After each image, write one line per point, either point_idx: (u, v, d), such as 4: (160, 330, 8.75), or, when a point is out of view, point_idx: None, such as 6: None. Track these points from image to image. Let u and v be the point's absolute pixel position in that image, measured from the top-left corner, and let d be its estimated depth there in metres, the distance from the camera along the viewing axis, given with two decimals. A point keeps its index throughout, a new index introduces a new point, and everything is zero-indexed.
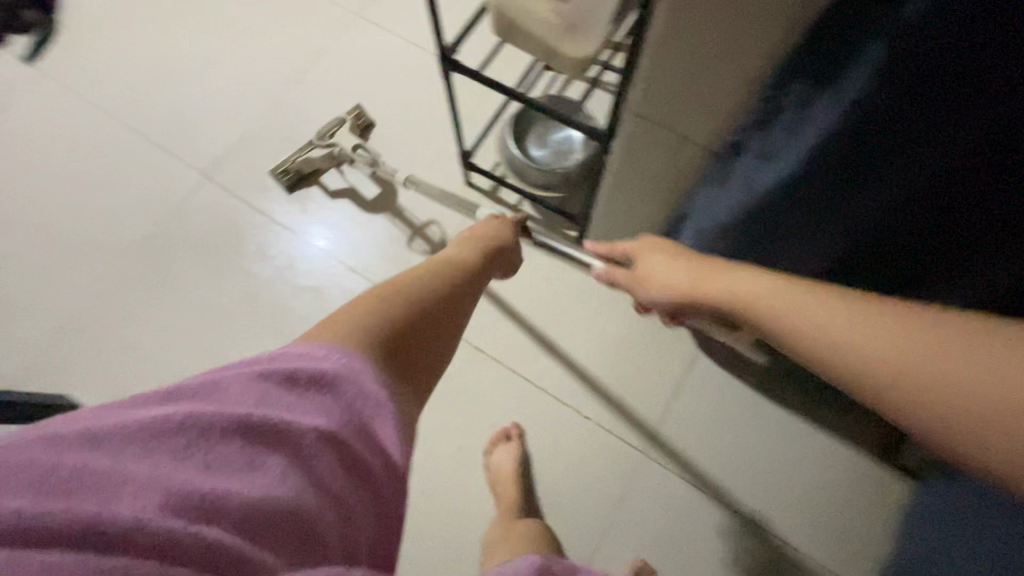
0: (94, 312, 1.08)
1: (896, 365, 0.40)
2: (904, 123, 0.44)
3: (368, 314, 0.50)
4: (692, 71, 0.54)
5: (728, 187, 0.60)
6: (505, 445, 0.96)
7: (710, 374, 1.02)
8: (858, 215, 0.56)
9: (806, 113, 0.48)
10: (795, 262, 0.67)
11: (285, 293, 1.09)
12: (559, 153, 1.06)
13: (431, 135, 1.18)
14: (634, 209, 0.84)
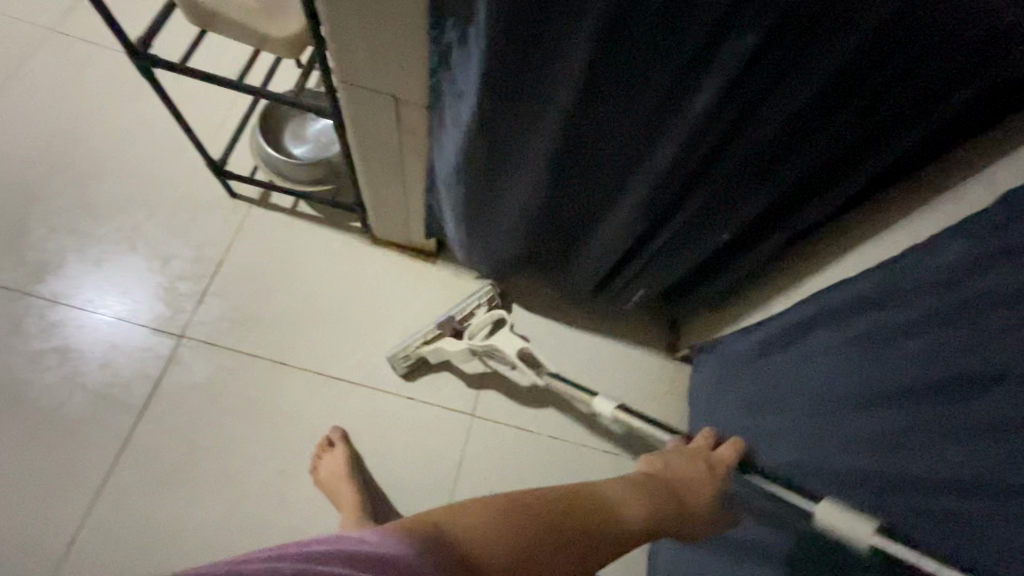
0: None
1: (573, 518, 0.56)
2: (531, 46, 0.51)
3: (489, 520, 0.51)
4: (368, 28, 0.56)
5: (445, 132, 0.65)
6: (330, 453, 0.90)
7: (517, 324, 1.09)
8: (541, 146, 0.63)
9: (465, 49, 0.54)
10: (522, 200, 0.73)
11: (23, 364, 0.90)
12: (321, 146, 1.03)
13: (179, 151, 1.07)
14: (393, 183, 0.85)
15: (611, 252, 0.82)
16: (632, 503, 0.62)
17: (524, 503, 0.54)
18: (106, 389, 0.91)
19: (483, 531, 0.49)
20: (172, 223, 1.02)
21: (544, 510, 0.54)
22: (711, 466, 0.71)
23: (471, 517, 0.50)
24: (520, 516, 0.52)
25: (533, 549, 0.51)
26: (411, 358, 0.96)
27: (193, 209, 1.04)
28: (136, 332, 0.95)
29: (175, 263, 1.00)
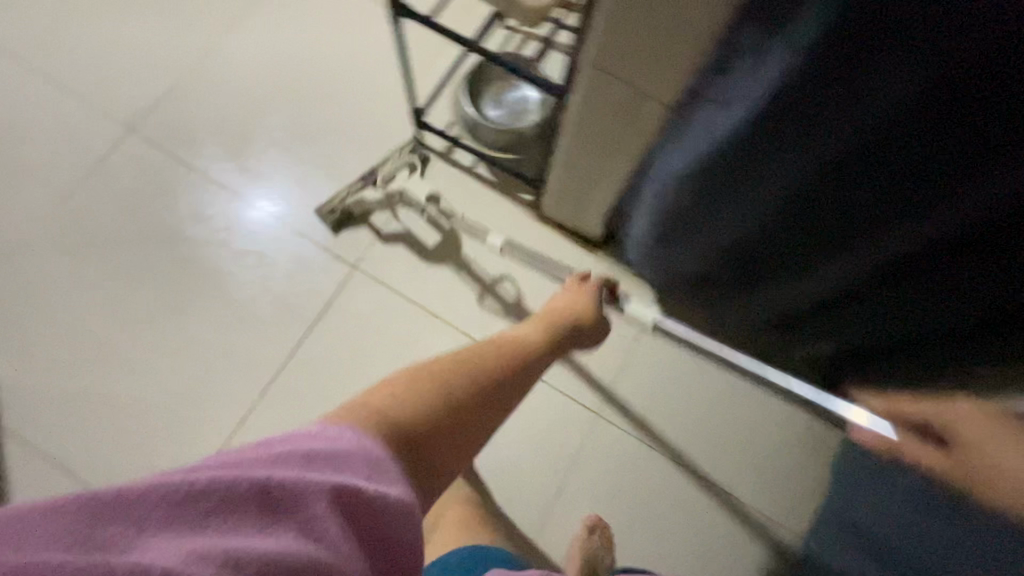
0: (15, 281, 1.00)
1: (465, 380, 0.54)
2: (829, 79, 0.41)
3: (467, 371, 0.55)
4: (654, 15, 0.52)
5: (688, 134, 0.60)
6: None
7: (662, 337, 1.04)
8: (784, 179, 0.54)
9: (755, 60, 0.46)
10: (730, 226, 0.66)
11: (227, 259, 1.03)
12: (515, 115, 1.03)
13: (383, 93, 1.13)
14: (594, 174, 0.83)
15: (805, 303, 0.72)
16: (534, 337, 0.70)
17: (434, 373, 0.53)
18: (286, 298, 1.01)
19: (400, 404, 0.47)
20: (366, 160, 1.09)
21: (458, 376, 0.54)
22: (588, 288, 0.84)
23: (392, 398, 0.48)
24: (461, 378, 0.54)
25: (443, 387, 0.52)
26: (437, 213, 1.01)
27: (386, 152, 1.10)
28: (318, 254, 1.04)
29: (360, 199, 1.07)
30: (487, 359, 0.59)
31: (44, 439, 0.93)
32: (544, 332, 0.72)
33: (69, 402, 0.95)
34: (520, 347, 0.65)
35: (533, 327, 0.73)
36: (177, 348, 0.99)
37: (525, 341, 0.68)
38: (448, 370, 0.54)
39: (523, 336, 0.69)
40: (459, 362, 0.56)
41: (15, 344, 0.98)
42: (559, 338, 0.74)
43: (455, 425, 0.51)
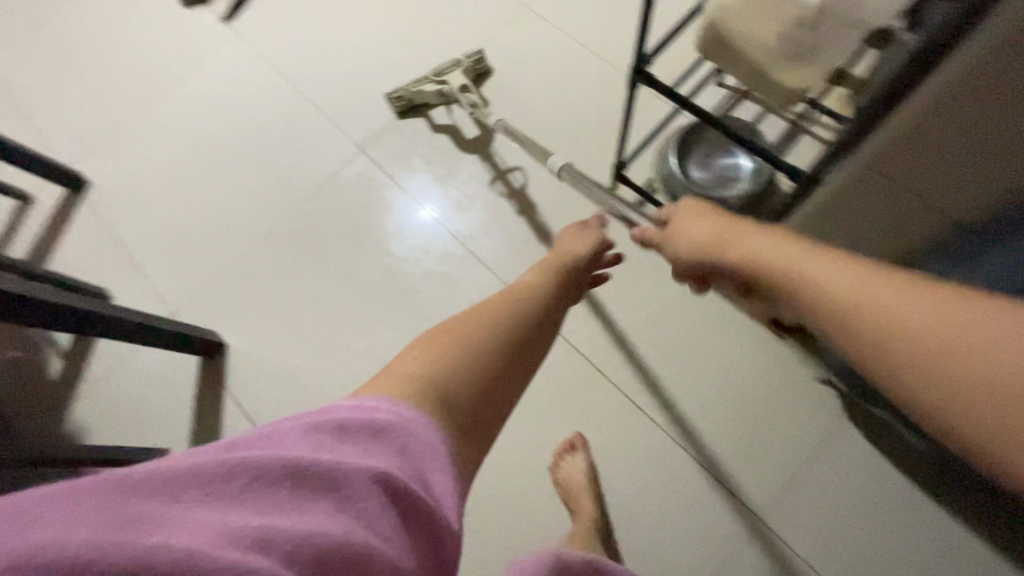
0: (252, 265, 1.17)
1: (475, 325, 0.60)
2: None
3: (493, 321, 0.61)
4: None
5: None
6: (571, 458, 0.95)
7: (848, 449, 0.93)
8: None
9: None
10: None
11: (420, 278, 1.12)
12: (724, 179, 0.98)
13: (584, 139, 1.15)
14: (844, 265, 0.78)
15: None
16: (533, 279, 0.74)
17: (452, 346, 0.56)
18: None
19: (435, 364, 0.53)
20: (557, 205, 1.13)
21: (476, 349, 0.57)
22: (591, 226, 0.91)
23: (424, 361, 0.53)
24: (491, 335, 0.59)
25: (474, 342, 0.57)
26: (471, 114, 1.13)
27: (578, 199, 1.12)
28: (500, 287, 1.09)
29: (546, 242, 1.11)
30: (483, 317, 0.61)
31: (251, 405, 1.06)
32: (549, 278, 0.75)
33: (273, 378, 1.08)
34: (530, 296, 0.68)
35: (538, 274, 0.76)
36: (366, 350, 1.09)
37: (529, 292, 0.69)
38: (474, 321, 0.60)
39: (533, 282, 0.73)
40: (471, 320, 0.60)
41: (238, 319, 1.13)
42: (567, 280, 0.78)
43: (494, 370, 0.57)
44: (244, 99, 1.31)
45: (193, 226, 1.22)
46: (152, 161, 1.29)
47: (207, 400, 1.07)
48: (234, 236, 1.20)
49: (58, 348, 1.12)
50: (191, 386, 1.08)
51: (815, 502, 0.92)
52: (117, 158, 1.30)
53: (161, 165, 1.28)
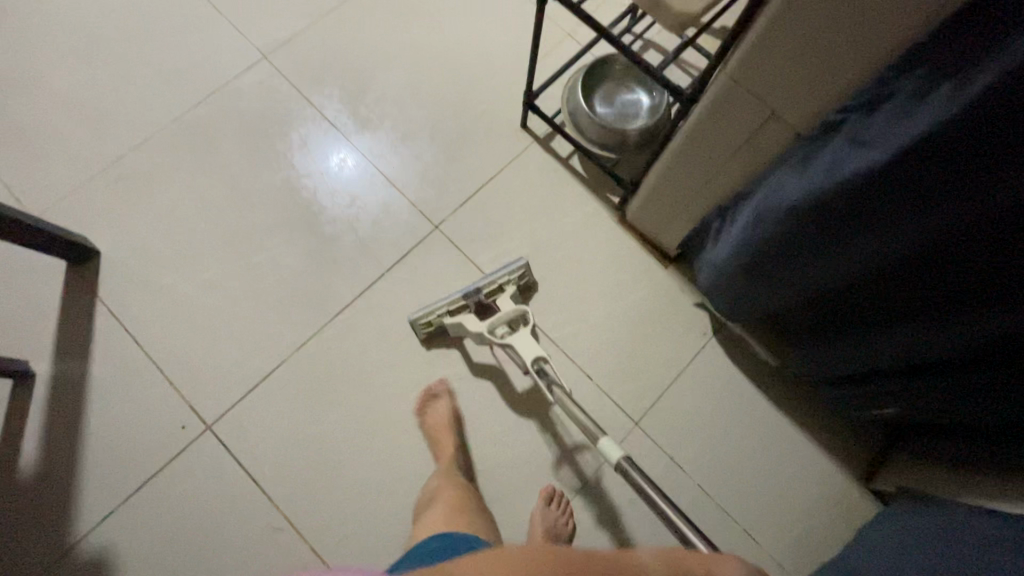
0: (130, 169, 1.06)
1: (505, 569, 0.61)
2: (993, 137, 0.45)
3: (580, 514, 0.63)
4: (818, 42, 0.55)
5: (805, 170, 0.62)
6: (434, 404, 0.97)
7: (715, 362, 1.03)
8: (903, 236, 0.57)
9: (912, 107, 0.49)
10: (829, 269, 0.69)
11: (322, 193, 1.08)
12: (623, 116, 1.04)
13: (499, 70, 1.16)
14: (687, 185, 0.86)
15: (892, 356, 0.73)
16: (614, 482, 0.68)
17: (456, 560, 0.54)
18: (368, 241, 1.05)
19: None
20: (468, 130, 1.12)
21: (504, 557, 0.55)
22: None
23: (433, 575, 0.53)
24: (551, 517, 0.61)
25: (500, 565, 0.54)
26: (430, 325, 0.98)
27: (490, 126, 1.13)
28: (405, 207, 1.08)
29: (455, 165, 1.11)
30: (560, 527, 0.59)
31: (127, 316, 0.98)
32: (615, 494, 0.65)
33: (153, 289, 1.00)
34: (593, 505, 0.64)
35: (603, 485, 0.66)
36: (258, 264, 1.03)
37: (581, 499, 0.63)
38: (516, 534, 0.55)
39: (581, 493, 0.64)
40: (514, 527, 0.56)
41: (115, 226, 1.03)
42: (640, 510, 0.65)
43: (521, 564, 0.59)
44: None
45: (62, 122, 1.08)
46: (12, 45, 1.12)
47: (74, 308, 0.97)
48: (112, 138, 1.08)
49: None
50: (53, 293, 0.97)
51: (684, 408, 1.01)
52: None
53: (24, 52, 1.12)
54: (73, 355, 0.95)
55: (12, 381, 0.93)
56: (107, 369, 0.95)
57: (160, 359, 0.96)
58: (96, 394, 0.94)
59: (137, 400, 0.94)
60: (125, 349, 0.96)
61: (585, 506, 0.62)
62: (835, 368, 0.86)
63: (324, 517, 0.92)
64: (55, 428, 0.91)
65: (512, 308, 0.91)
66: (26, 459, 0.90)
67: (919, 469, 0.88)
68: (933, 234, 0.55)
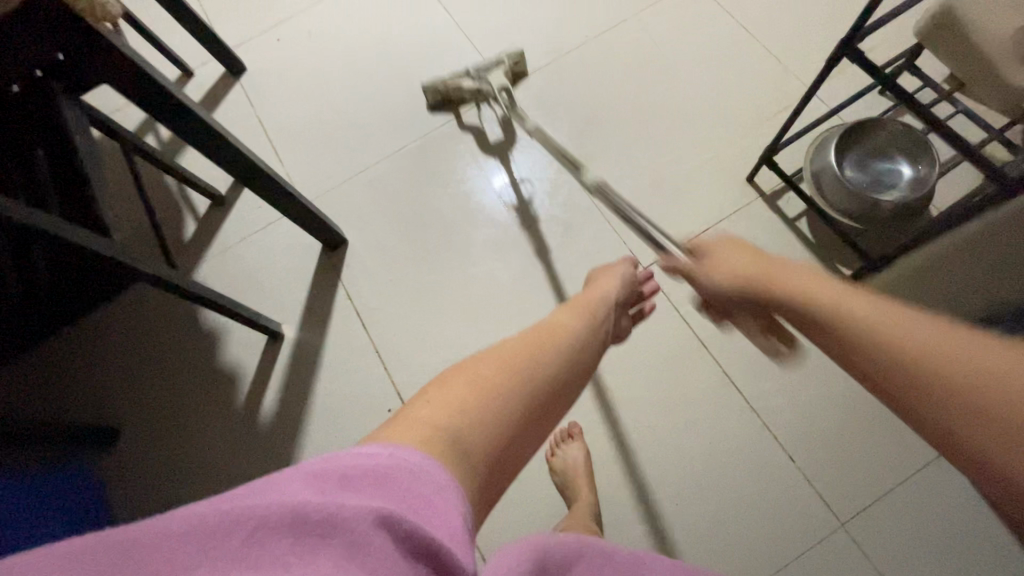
0: (379, 174, 1.21)
1: (485, 384, 0.56)
2: None
3: (518, 368, 0.59)
4: None
5: None
6: (568, 444, 0.96)
7: (946, 476, 0.91)
8: None
9: None
10: None
11: (537, 217, 1.13)
12: (876, 186, 0.96)
13: (731, 124, 1.14)
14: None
15: None
16: (576, 326, 0.70)
17: (463, 399, 0.54)
18: (576, 272, 1.09)
19: (451, 420, 0.52)
20: (691, 177, 1.12)
21: (494, 398, 0.55)
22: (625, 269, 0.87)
23: (446, 413, 0.53)
24: (516, 394, 0.57)
25: (493, 411, 0.55)
26: (438, 93, 1.21)
27: (714, 177, 1.11)
28: (615, 244, 1.10)
29: (670, 210, 1.10)
30: (551, 353, 0.63)
31: (360, 302, 1.11)
32: (589, 323, 0.71)
33: (385, 282, 1.12)
34: (544, 358, 0.61)
35: (565, 310, 0.73)
36: (475, 275, 1.11)
37: (571, 334, 0.68)
38: (522, 367, 0.59)
39: (569, 323, 0.69)
40: (499, 367, 0.58)
41: (359, 221, 1.17)
42: (600, 320, 0.74)
43: (512, 434, 0.55)
44: (401, 16, 1.34)
45: (331, 125, 1.26)
46: (303, 57, 1.33)
47: (321, 288, 1.13)
48: (367, 143, 1.23)
49: (194, 211, 1.20)
50: (310, 271, 1.14)
51: (898, 521, 0.90)
52: (272, 49, 1.34)
53: (310, 63, 1.32)
54: (314, 328, 1.10)
55: (268, 339, 1.09)
56: (338, 346, 1.09)
57: (380, 344, 1.08)
58: (328, 365, 1.08)
59: (359, 377, 1.07)
60: (354, 330, 1.10)
61: (576, 337, 0.67)
62: None
63: (499, 530, 0.95)
64: (293, 387, 1.07)
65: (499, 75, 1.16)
66: (268, 410, 1.06)
67: None
68: None
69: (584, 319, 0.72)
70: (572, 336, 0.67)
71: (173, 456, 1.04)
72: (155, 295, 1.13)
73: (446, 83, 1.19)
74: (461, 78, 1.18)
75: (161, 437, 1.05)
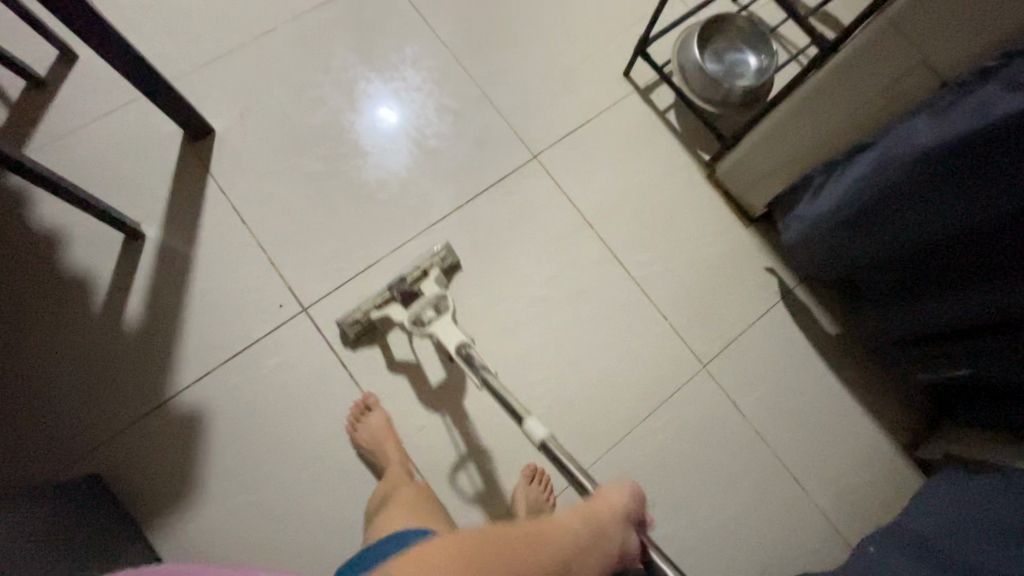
0: (245, 59, 1.08)
1: (482, 549, 0.56)
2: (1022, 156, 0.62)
3: (500, 542, 0.57)
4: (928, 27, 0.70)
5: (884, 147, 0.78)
6: (368, 415, 0.93)
7: (783, 321, 1.09)
8: (948, 213, 0.73)
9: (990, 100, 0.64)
10: (880, 240, 0.85)
11: (427, 109, 1.11)
12: (731, 74, 1.08)
13: (610, 23, 1.19)
14: (773, 157, 0.99)
15: (923, 325, 0.89)
16: (523, 523, 0.62)
17: (441, 550, 0.55)
18: (469, 161, 1.09)
19: (401, 567, 0.53)
20: (575, 72, 1.16)
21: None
22: (607, 513, 0.68)
23: (414, 566, 0.53)
24: (493, 533, 0.58)
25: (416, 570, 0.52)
26: (361, 326, 0.96)
27: (595, 71, 1.16)
28: (506, 134, 1.11)
29: (556, 103, 1.14)
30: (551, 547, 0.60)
31: (236, 197, 1.02)
32: (582, 521, 0.65)
33: (262, 174, 1.03)
34: (546, 542, 0.60)
35: (571, 513, 0.66)
36: (365, 167, 1.06)
37: (556, 539, 0.61)
38: (468, 547, 0.56)
39: (568, 521, 0.65)
40: (491, 535, 0.58)
41: (226, 111, 1.05)
42: (581, 537, 0.63)
43: (462, 566, 0.53)
44: None
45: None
46: None
47: (186, 182, 1.01)
48: (226, 25, 1.09)
49: (5, 94, 0.99)
50: (169, 163, 1.01)
51: (750, 361, 1.07)
52: None
53: None
54: (181, 226, 0.99)
55: (125, 237, 0.96)
56: (213, 245, 0.99)
57: (263, 242, 1.00)
58: (202, 265, 0.98)
59: (239, 274, 0.98)
60: (231, 226, 1.00)
61: (485, 552, 0.55)
62: (885, 334, 0.98)
63: (407, 411, 0.97)
64: (162, 291, 0.96)
65: (435, 288, 0.90)
66: (135, 317, 0.94)
67: (965, 438, 0.97)
68: (973, 224, 0.71)
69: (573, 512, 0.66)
70: (554, 535, 0.61)
71: (13, 365, 0.89)
72: None
73: (362, 310, 0.94)
74: (387, 307, 0.93)
75: None
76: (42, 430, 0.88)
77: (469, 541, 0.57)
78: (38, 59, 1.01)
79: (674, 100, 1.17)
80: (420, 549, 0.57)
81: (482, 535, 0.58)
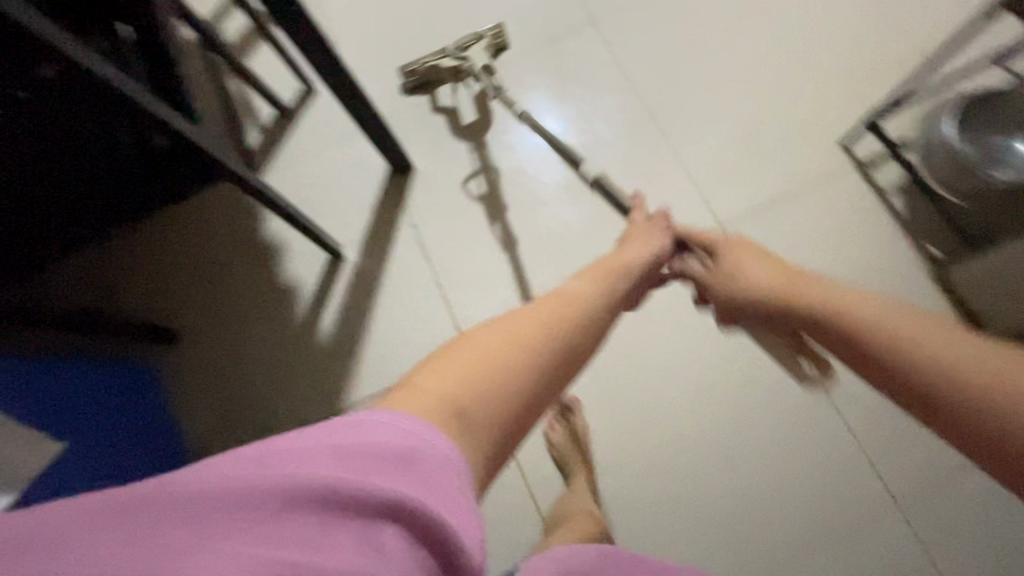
0: (450, 102, 1.15)
1: (512, 350, 0.47)
2: None
3: (544, 341, 0.49)
4: None
5: None
6: (571, 418, 0.96)
7: None
8: None
9: None
10: None
11: (613, 163, 1.08)
12: (991, 161, 0.90)
13: (832, 84, 1.06)
14: None
15: None
16: (593, 297, 0.57)
17: (473, 371, 0.45)
18: None
19: (456, 387, 0.43)
20: (782, 137, 1.05)
21: (493, 384, 0.45)
22: (612, 283, 0.62)
23: (447, 380, 0.44)
24: (542, 329, 0.50)
25: (456, 406, 0.42)
26: (419, 78, 1.04)
27: (806, 138, 1.04)
28: (692, 198, 1.05)
29: (753, 168, 1.04)
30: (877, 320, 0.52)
31: (424, 231, 1.09)
32: (597, 288, 0.60)
33: (450, 212, 1.10)
34: (574, 327, 0.52)
35: (585, 279, 0.61)
36: (543, 217, 1.08)
37: (586, 307, 0.55)
38: (512, 350, 0.47)
39: (581, 288, 0.58)
40: (525, 323, 0.50)
41: (426, 149, 1.14)
42: (619, 291, 0.62)
43: (509, 375, 0.46)
44: None
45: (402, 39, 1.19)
46: None
47: (384, 212, 1.11)
48: None
49: (259, 121, 1.17)
50: (373, 194, 1.12)
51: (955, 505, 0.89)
52: None
53: None
54: (375, 253, 1.09)
55: (330, 257, 1.08)
56: (398, 274, 1.07)
57: (441, 277, 1.07)
58: (387, 292, 1.07)
59: (416, 305, 1.06)
60: (416, 259, 1.08)
61: (523, 363, 0.47)
62: None
63: (547, 469, 0.96)
64: (351, 310, 1.06)
65: (484, 46, 1.01)
66: (326, 329, 1.06)
67: None
68: None
69: (602, 287, 0.60)
70: (586, 311, 0.54)
71: (230, 361, 1.05)
72: (226, 192, 1.12)
73: (421, 64, 1.02)
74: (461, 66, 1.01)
75: (219, 339, 1.06)
76: (244, 415, 1.03)
77: (513, 344, 0.47)
78: (286, 92, 1.18)
79: (901, 179, 1.00)
80: (459, 356, 0.46)
81: (519, 318, 0.50)
